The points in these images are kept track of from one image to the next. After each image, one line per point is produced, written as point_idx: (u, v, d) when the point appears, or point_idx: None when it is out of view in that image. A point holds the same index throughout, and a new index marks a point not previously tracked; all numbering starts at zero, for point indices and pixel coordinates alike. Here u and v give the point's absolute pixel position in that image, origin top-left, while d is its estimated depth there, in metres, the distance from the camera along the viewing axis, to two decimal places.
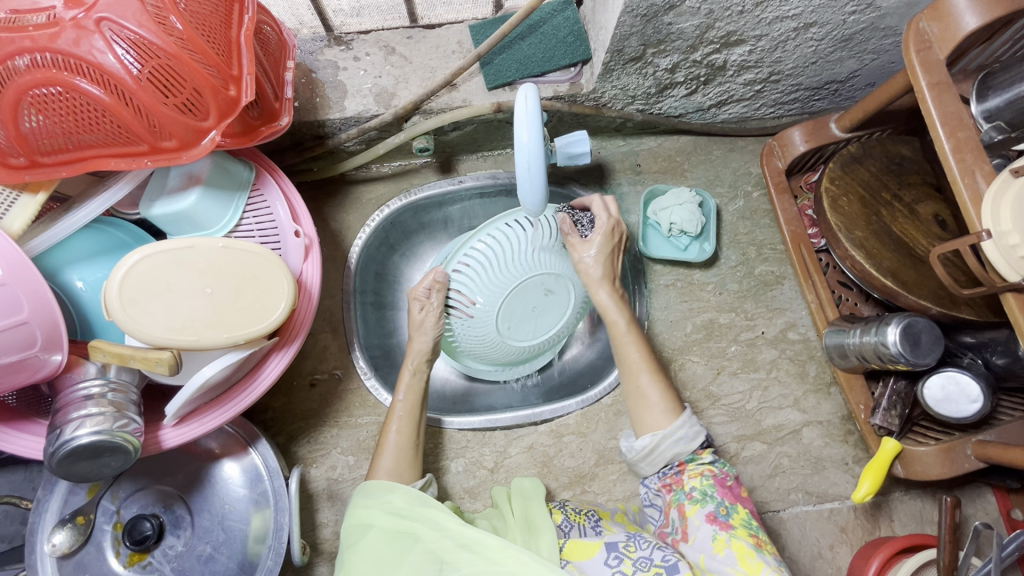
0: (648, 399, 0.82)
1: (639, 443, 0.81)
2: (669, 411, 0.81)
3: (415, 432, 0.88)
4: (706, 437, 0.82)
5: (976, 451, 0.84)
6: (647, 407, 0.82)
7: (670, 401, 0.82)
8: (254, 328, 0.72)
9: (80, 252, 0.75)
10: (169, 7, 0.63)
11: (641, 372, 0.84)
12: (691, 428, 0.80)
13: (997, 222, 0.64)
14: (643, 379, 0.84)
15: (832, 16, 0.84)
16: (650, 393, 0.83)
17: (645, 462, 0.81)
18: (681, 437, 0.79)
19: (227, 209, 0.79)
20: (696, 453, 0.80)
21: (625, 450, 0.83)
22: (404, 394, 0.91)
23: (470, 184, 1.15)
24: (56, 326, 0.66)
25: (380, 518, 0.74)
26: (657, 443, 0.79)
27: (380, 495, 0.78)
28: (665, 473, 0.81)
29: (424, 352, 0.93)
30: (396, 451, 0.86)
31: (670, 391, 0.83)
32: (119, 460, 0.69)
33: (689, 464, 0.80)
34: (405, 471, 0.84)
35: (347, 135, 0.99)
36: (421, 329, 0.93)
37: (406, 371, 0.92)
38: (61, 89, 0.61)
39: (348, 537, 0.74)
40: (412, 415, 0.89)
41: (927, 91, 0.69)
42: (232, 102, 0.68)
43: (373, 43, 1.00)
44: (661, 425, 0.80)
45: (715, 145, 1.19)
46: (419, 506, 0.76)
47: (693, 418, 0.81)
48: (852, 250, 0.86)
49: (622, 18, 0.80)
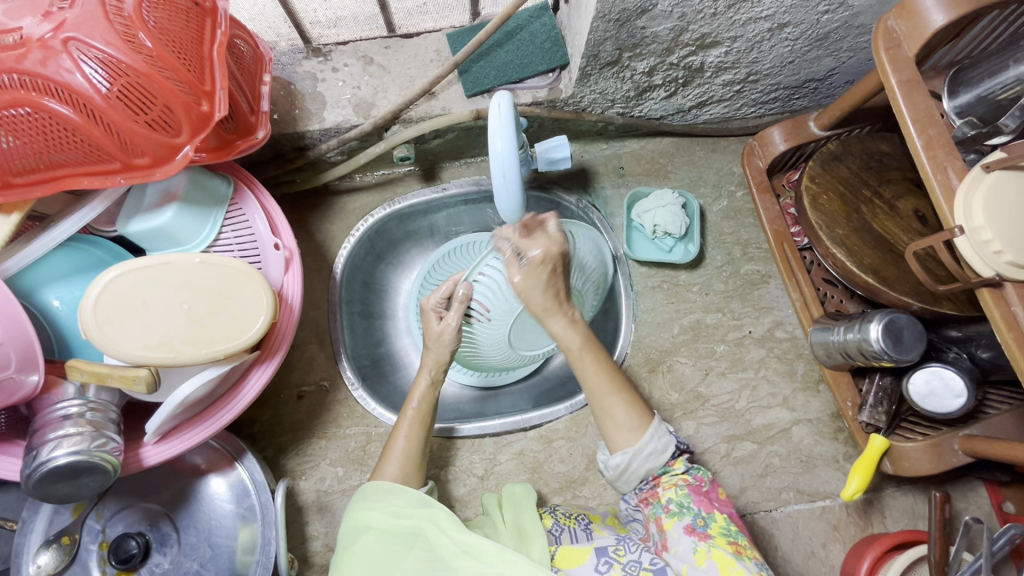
0: (616, 420, 0.81)
1: (611, 461, 0.80)
2: (638, 427, 0.80)
3: (422, 440, 0.87)
4: (678, 445, 0.81)
5: (962, 445, 0.83)
6: (615, 427, 0.80)
7: (638, 415, 0.81)
8: (232, 343, 0.72)
9: (58, 271, 0.75)
10: (137, 24, 0.63)
11: (607, 394, 0.82)
12: (660, 440, 0.79)
13: (970, 218, 0.64)
14: (611, 400, 0.82)
15: (805, 16, 0.85)
16: (619, 412, 0.81)
17: (621, 480, 0.80)
18: (651, 452, 0.79)
19: (204, 225, 0.79)
20: (669, 465, 0.80)
21: (602, 468, 0.82)
22: (416, 401, 0.88)
23: (454, 191, 1.15)
24: (31, 346, 0.66)
25: (378, 520, 0.73)
26: (629, 462, 0.78)
27: (383, 499, 0.77)
28: (642, 489, 0.81)
29: (442, 362, 0.91)
30: (402, 458, 0.84)
31: (638, 404, 0.82)
32: (98, 481, 0.69)
33: (663, 477, 0.79)
34: (409, 477, 0.83)
35: (327, 146, 0.99)
36: (438, 340, 0.91)
37: (422, 378, 0.90)
38: (30, 109, 0.61)
39: (344, 539, 0.73)
40: (422, 423, 0.87)
41: (897, 88, 0.70)
42: (205, 117, 0.68)
43: (351, 53, 0.99)
44: (630, 443, 0.79)
45: (698, 145, 1.19)
46: (422, 507, 0.76)
47: (661, 429, 0.80)
48: (833, 248, 0.86)
49: (595, 24, 0.80)
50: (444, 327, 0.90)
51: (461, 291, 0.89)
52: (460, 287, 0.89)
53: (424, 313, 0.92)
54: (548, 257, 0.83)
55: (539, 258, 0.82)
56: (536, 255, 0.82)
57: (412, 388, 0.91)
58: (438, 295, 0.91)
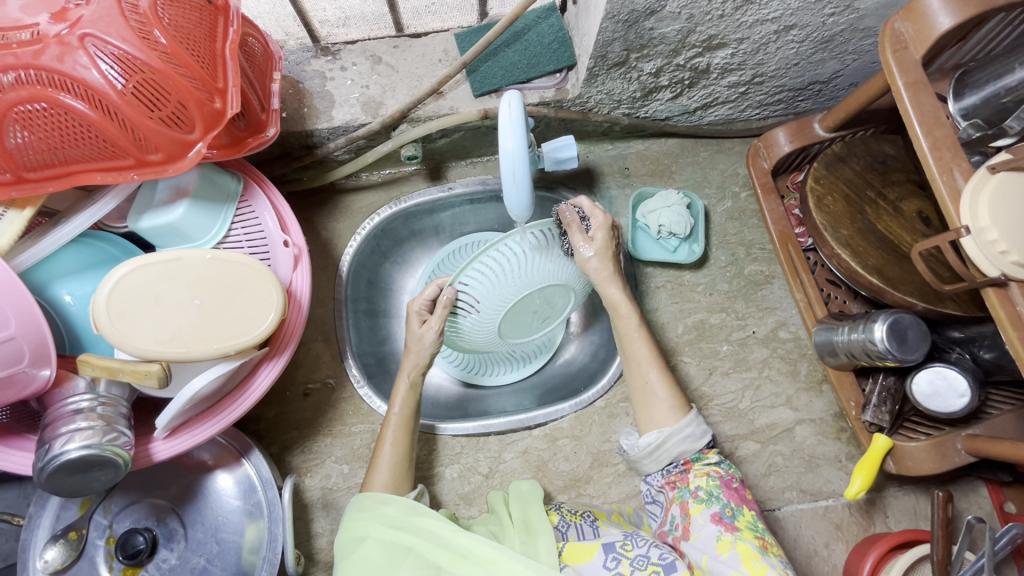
0: (656, 396, 0.83)
1: (645, 437, 0.81)
2: (678, 409, 0.82)
3: (409, 445, 0.87)
4: (711, 437, 0.82)
5: (965, 445, 0.84)
6: (655, 404, 0.82)
7: (678, 398, 0.83)
8: (242, 339, 0.72)
9: (70, 266, 0.75)
10: (153, 22, 0.64)
11: (651, 369, 0.84)
12: (697, 427, 0.80)
13: (976, 219, 0.65)
14: (653, 375, 0.84)
15: (812, 18, 0.85)
16: (659, 389, 0.83)
17: (649, 458, 0.81)
18: (689, 435, 0.80)
19: (215, 221, 0.79)
20: (702, 453, 0.80)
21: (631, 450, 0.84)
22: (398, 406, 0.89)
23: (460, 190, 1.16)
24: (44, 341, 0.66)
25: (376, 527, 0.74)
26: (663, 441, 0.80)
27: (374, 508, 0.77)
28: (670, 472, 0.81)
29: (422, 364, 0.90)
30: (391, 465, 0.84)
31: (678, 389, 0.84)
32: (109, 475, 0.69)
33: (695, 464, 0.80)
34: (399, 483, 0.83)
35: (335, 144, 0.99)
36: (419, 342, 0.90)
37: (402, 383, 0.90)
38: (47, 105, 0.61)
39: (343, 548, 0.74)
40: (406, 428, 0.88)
41: (903, 91, 0.70)
42: (218, 114, 0.69)
43: (360, 53, 1.00)
44: (668, 423, 0.81)
45: (702, 147, 1.20)
46: (414, 517, 0.76)
47: (699, 417, 0.82)
48: (838, 249, 0.87)
49: (604, 24, 0.81)
50: (426, 329, 0.89)
51: (444, 295, 0.87)
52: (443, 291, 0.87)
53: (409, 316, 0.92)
54: (610, 222, 0.89)
55: (605, 223, 0.88)
56: (598, 223, 0.88)
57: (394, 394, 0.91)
58: (422, 299, 0.90)
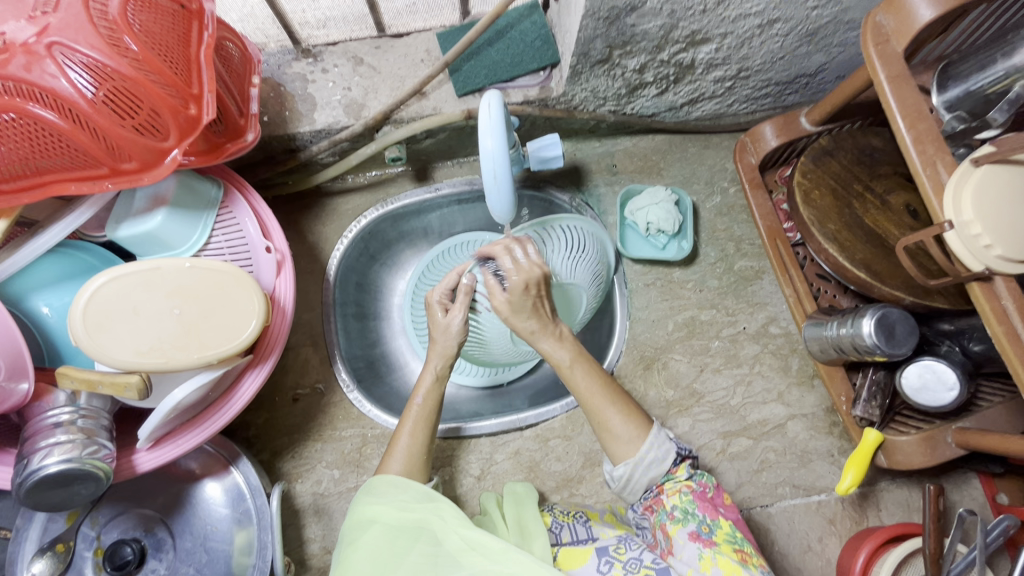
0: (613, 432, 0.79)
1: (614, 472, 0.79)
2: (636, 437, 0.78)
3: (428, 438, 0.85)
4: (679, 452, 0.79)
5: (956, 438, 0.84)
6: (613, 437, 0.79)
7: (635, 423, 0.80)
8: (224, 347, 0.72)
9: (47, 277, 0.75)
10: (122, 28, 0.63)
11: (603, 405, 0.80)
12: (660, 448, 0.78)
13: (960, 212, 0.64)
14: (608, 411, 0.80)
15: (795, 12, 0.84)
16: (617, 424, 0.79)
17: (626, 491, 0.80)
18: (651, 462, 0.77)
19: (194, 228, 0.78)
20: (671, 472, 0.78)
21: (608, 480, 0.81)
22: (421, 398, 0.87)
23: (446, 191, 1.15)
24: (20, 354, 0.65)
25: (385, 515, 0.72)
26: (631, 472, 0.77)
27: (391, 494, 0.76)
28: (647, 496, 0.79)
29: (449, 356, 0.89)
30: (407, 457, 0.82)
31: (636, 415, 0.80)
32: (90, 488, 0.68)
33: (666, 484, 0.78)
34: (415, 472, 0.82)
35: (318, 147, 0.99)
36: (445, 333, 0.88)
37: (427, 375, 0.88)
38: (15, 115, 0.60)
39: (349, 534, 0.72)
40: (428, 421, 0.86)
41: (886, 84, 0.70)
42: (193, 121, 0.68)
43: (341, 54, 0.99)
44: (629, 454, 0.78)
45: (690, 142, 1.19)
46: (427, 502, 0.75)
47: (661, 437, 0.79)
48: (826, 243, 0.86)
49: (585, 22, 0.80)
50: (449, 319, 0.88)
51: (465, 282, 0.88)
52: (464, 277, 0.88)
53: (429, 306, 0.91)
54: (530, 278, 0.81)
55: (520, 284, 0.80)
56: (514, 282, 0.80)
57: (417, 385, 0.89)
58: (442, 289, 0.90)
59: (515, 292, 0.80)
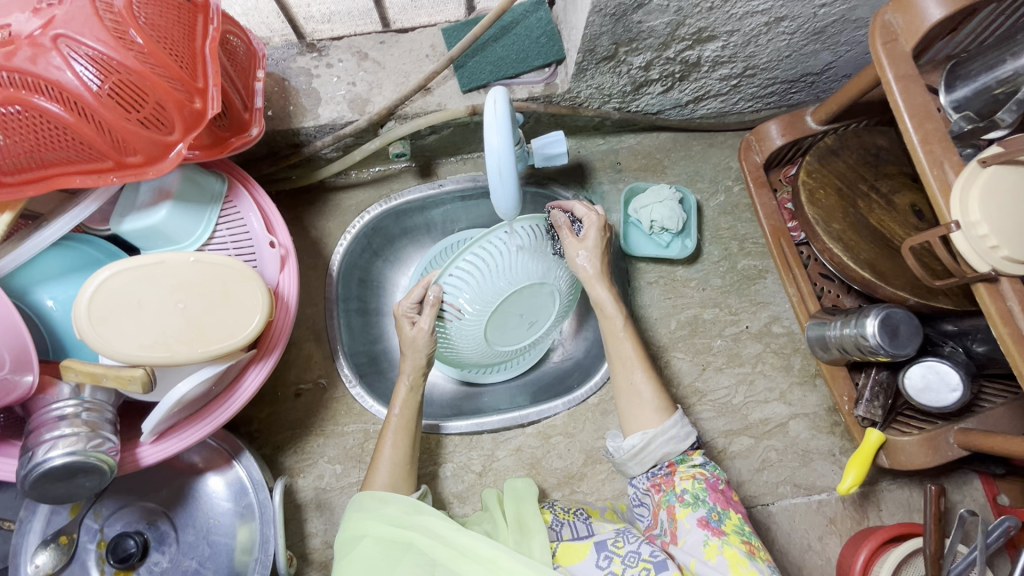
0: (641, 398, 0.81)
1: (628, 441, 0.79)
2: (663, 410, 0.80)
3: (410, 449, 0.86)
4: (696, 437, 0.81)
5: (957, 440, 0.84)
6: (640, 405, 0.80)
7: (662, 399, 0.81)
8: (228, 342, 0.72)
9: (51, 270, 0.75)
10: (128, 21, 0.62)
11: (635, 367, 0.83)
12: (682, 428, 0.79)
13: (966, 213, 0.64)
14: (637, 375, 0.83)
15: (802, 10, 0.84)
16: (645, 390, 0.81)
17: (634, 462, 0.80)
18: (673, 437, 0.78)
19: (199, 223, 0.78)
20: (686, 454, 0.79)
21: (613, 450, 0.82)
22: (399, 408, 0.88)
23: (450, 187, 1.14)
24: (25, 347, 0.66)
25: (375, 527, 0.72)
26: (647, 443, 0.78)
27: (375, 507, 0.75)
28: (654, 474, 0.80)
29: (420, 367, 0.90)
30: (391, 467, 0.83)
31: (663, 389, 0.82)
32: (94, 481, 0.69)
33: (682, 467, 0.79)
34: (399, 484, 0.82)
35: (322, 143, 0.98)
36: (413, 345, 0.90)
37: (402, 385, 0.89)
38: (21, 108, 0.60)
39: (342, 547, 0.72)
40: (407, 431, 0.87)
41: (894, 83, 0.69)
42: (198, 115, 0.68)
43: (346, 49, 0.99)
44: (655, 424, 0.79)
45: (695, 141, 1.19)
46: (414, 515, 0.74)
47: (684, 419, 0.80)
48: (830, 243, 0.86)
49: (591, 18, 0.80)
50: (418, 330, 0.89)
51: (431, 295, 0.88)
52: (431, 291, 0.88)
53: (397, 319, 0.91)
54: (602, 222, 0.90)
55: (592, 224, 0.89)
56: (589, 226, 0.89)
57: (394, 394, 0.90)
58: (410, 300, 0.90)
59: (591, 231, 0.88)
